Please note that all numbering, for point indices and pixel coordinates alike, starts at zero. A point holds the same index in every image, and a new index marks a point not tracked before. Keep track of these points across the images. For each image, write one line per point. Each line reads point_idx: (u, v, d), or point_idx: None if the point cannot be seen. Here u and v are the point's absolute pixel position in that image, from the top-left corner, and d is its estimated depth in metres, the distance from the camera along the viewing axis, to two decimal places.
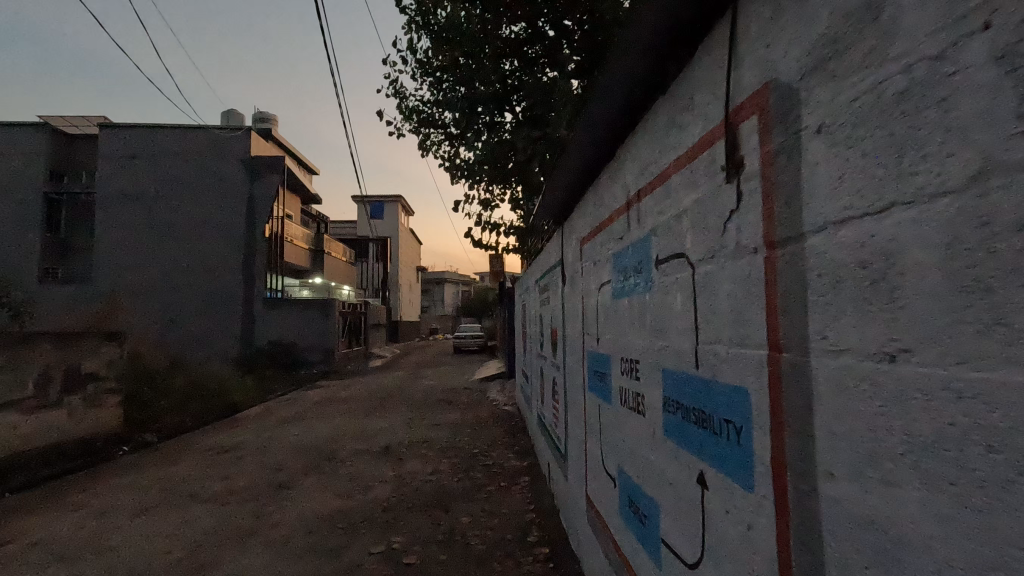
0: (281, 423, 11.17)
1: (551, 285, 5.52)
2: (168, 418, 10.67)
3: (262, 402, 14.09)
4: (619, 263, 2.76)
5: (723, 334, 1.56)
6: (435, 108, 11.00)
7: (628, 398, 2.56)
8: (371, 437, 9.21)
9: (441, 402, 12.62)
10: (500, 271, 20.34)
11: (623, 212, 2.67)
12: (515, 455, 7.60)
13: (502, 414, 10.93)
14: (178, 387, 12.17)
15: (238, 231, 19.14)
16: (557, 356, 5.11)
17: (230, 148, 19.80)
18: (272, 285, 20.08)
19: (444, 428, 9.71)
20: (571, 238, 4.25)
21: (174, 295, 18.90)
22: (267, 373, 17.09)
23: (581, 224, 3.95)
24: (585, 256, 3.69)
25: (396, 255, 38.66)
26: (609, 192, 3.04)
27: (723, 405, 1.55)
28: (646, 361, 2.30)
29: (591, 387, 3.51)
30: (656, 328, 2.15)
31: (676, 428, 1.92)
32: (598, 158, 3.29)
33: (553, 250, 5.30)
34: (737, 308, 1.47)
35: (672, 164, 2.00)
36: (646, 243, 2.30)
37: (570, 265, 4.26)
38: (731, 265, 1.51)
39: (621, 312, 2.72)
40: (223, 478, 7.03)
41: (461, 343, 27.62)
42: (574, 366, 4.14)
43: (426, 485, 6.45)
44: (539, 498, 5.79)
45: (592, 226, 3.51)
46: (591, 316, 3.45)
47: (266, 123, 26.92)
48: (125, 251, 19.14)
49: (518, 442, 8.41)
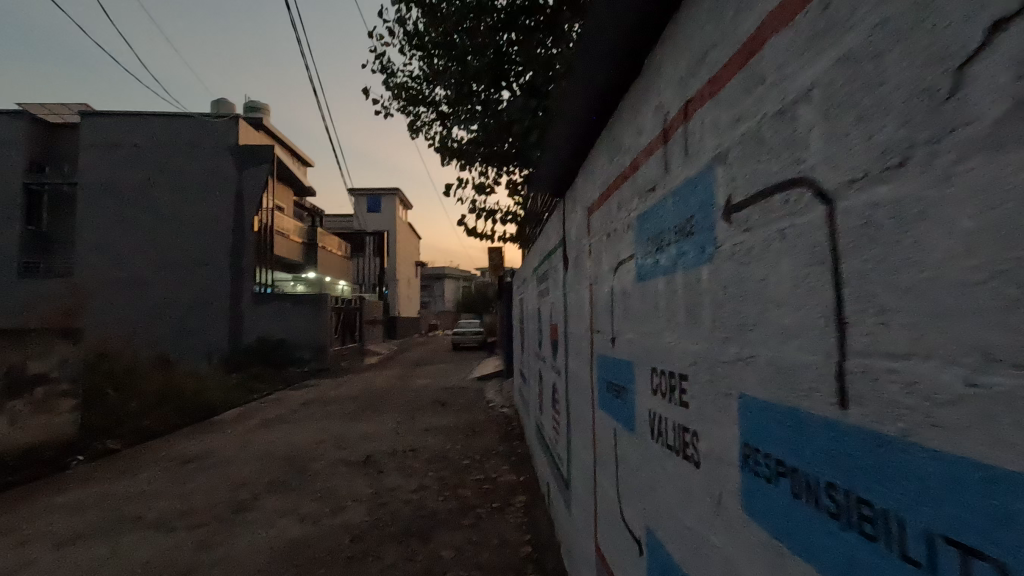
0: (259, 427, 10.28)
1: (550, 273, 4.59)
2: (136, 423, 9.80)
3: (245, 403, 13.21)
4: (647, 226, 1.86)
5: (947, 335, 0.67)
6: (426, 86, 10.02)
7: (665, 431, 1.67)
8: (352, 445, 8.31)
9: (433, 404, 11.71)
10: (500, 265, 19.45)
11: (657, 148, 1.77)
12: (511, 468, 6.71)
13: (498, 417, 10.03)
14: (151, 389, 11.29)
15: (225, 224, 18.23)
16: (558, 357, 4.22)
17: (216, 137, 18.83)
18: (263, 280, 19.20)
19: (434, 434, 8.85)
20: (576, 210, 3.34)
21: (158, 290, 18.00)
22: (254, 372, 16.22)
23: (586, 189, 3.04)
24: (594, 229, 2.78)
25: (394, 250, 37.77)
26: (630, 128, 2.12)
27: (954, 508, 0.66)
28: (701, 379, 1.40)
29: (603, 401, 2.61)
30: (726, 326, 1.25)
31: (778, 510, 1.03)
32: (612, 91, 2.37)
33: (553, 230, 4.40)
34: (1013, 273, 0.59)
35: (766, 25, 1.10)
36: (700, 184, 1.40)
37: (574, 243, 3.36)
38: (987, 165, 0.62)
39: (651, 302, 1.83)
40: (177, 497, 6.15)
41: (460, 341, 26.77)
42: (579, 371, 3.24)
43: (407, 506, 5.56)
44: (536, 526, 4.93)
45: (602, 188, 2.61)
46: (603, 306, 2.57)
47: (258, 113, 25.89)
48: (105, 245, 18.20)
49: (514, 451, 7.51)
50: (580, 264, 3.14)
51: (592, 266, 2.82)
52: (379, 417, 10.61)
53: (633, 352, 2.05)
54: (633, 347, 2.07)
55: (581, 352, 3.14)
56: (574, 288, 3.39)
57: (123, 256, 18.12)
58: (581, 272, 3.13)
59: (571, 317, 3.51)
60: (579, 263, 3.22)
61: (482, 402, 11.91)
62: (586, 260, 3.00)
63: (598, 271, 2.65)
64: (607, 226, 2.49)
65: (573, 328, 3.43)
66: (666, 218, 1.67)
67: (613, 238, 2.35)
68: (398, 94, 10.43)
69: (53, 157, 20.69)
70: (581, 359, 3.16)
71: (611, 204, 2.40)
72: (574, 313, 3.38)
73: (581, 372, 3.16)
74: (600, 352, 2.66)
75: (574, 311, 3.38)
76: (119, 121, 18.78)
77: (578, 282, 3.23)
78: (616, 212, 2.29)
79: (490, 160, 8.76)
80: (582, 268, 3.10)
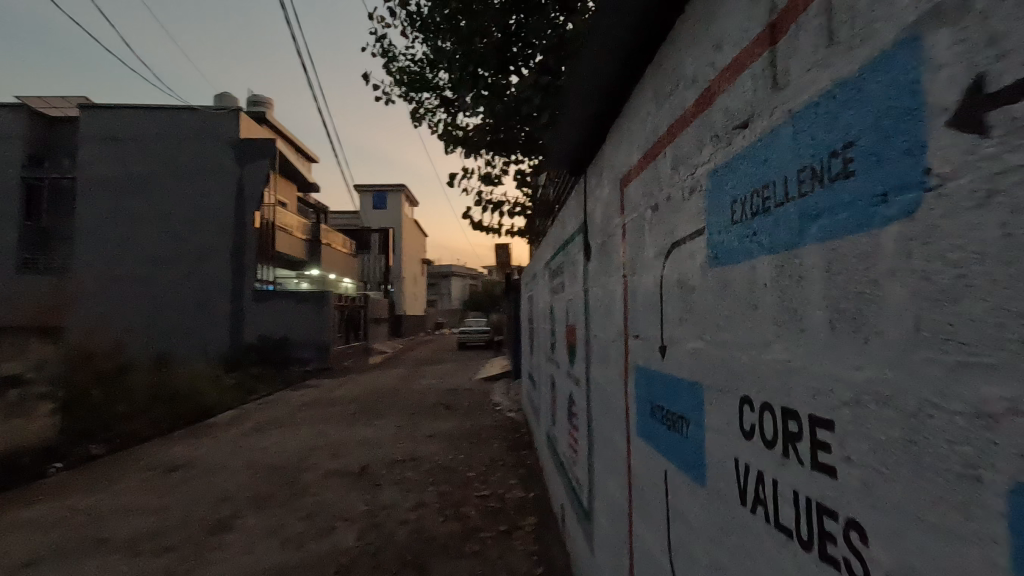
0: (253, 431, 9.71)
1: (566, 266, 3.97)
2: (123, 428, 9.25)
3: (242, 405, 12.66)
4: (731, 187, 1.24)
5: None
6: (428, 70, 9.36)
7: (778, 503, 1.04)
8: (348, 453, 7.71)
9: (437, 408, 11.13)
10: (507, 263, 18.92)
11: (756, 55, 1.14)
12: (519, 483, 6.10)
13: (506, 423, 9.44)
14: (143, 390, 10.75)
15: (226, 220, 17.68)
16: (576, 364, 3.62)
17: (217, 130, 18.28)
18: (263, 277, 18.63)
19: (437, 441, 8.26)
20: (603, 187, 2.70)
21: (157, 288, 17.47)
22: (253, 372, 15.69)
23: (617, 158, 2.41)
24: (630, 206, 2.16)
25: (400, 247, 37.24)
26: (692, 52, 1.50)
27: None
28: (875, 438, 0.78)
29: (643, 428, 2.00)
30: (970, 350, 0.64)
31: None
32: (663, 12, 1.74)
33: (571, 216, 3.77)
34: None
35: None
36: (878, 87, 0.78)
37: (601, 227, 2.72)
38: None
39: (738, 300, 1.22)
40: (152, 514, 5.58)
41: (467, 340, 26.24)
42: (605, 385, 2.63)
43: (402, 528, 4.96)
44: (549, 556, 4.32)
45: (642, 151, 1.99)
46: (645, 302, 1.96)
47: (261, 107, 25.33)
48: (103, 241, 17.69)
49: (523, 463, 6.90)
50: (610, 250, 2.52)
51: (626, 252, 2.21)
52: (380, 420, 10.04)
53: (699, 368, 1.45)
54: (698, 360, 1.46)
55: (610, 361, 2.52)
56: (599, 282, 2.77)
57: (122, 252, 17.62)
58: (611, 261, 2.51)
59: (594, 317, 2.91)
60: (607, 249, 2.59)
61: (489, 405, 11.30)
62: (618, 245, 2.37)
63: (637, 256, 2.04)
64: (651, 199, 1.87)
65: (597, 329, 2.82)
66: (775, 165, 1.05)
67: (664, 211, 1.74)
68: (399, 78, 9.79)
69: (52, 151, 20.21)
70: (609, 369, 2.54)
71: (657, 166, 1.79)
72: (600, 313, 2.77)
73: (610, 385, 2.54)
74: (638, 363, 2.05)
75: (599, 310, 2.77)
76: (118, 114, 18.30)
77: (606, 273, 2.61)
78: (669, 176, 1.68)
79: (496, 148, 8.12)
80: (613, 257, 2.47)
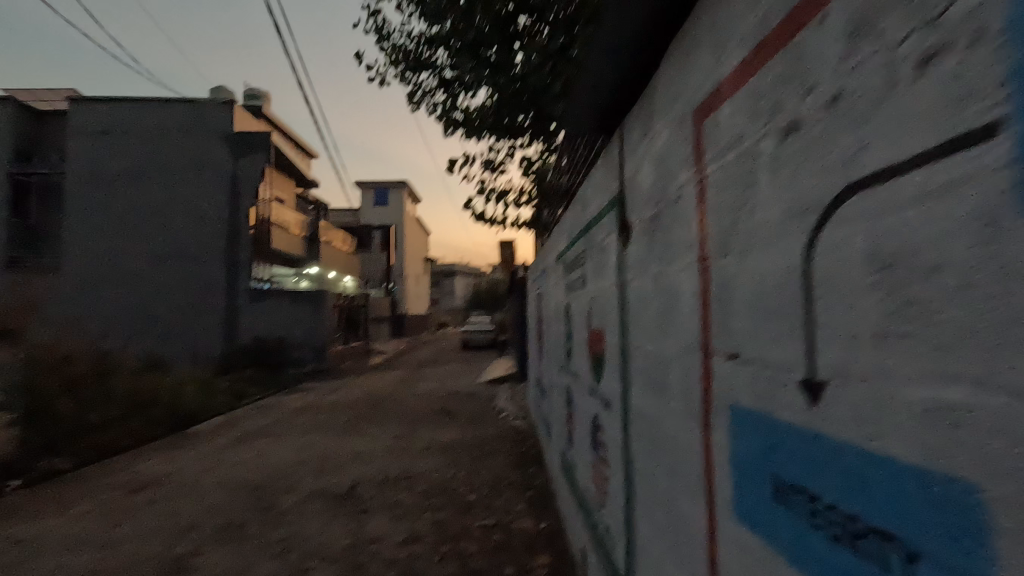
0: (236, 441, 8.93)
1: (589, 254, 3.17)
2: (95, 440, 8.47)
3: (231, 410, 11.89)
4: None
5: None
6: (426, 47, 8.47)
7: None
8: (336, 470, 6.91)
9: (437, 414, 10.32)
10: (511, 260, 18.19)
11: None
12: (526, 509, 5.31)
13: (512, 432, 8.64)
14: (120, 398, 9.95)
15: (219, 217, 16.86)
16: (604, 380, 2.82)
17: (210, 123, 17.41)
18: (260, 276, 17.83)
19: (435, 454, 7.47)
20: (657, 133, 1.87)
21: (146, 286, 16.67)
22: (246, 375, 14.92)
23: (686, 82, 1.59)
24: (714, 149, 1.37)
25: (402, 245, 36.40)
26: None
27: None
28: None
29: (743, 510, 1.21)
30: None
31: None
32: None
33: (597, 191, 2.93)
34: None
35: None
36: None
37: (651, 192, 1.91)
38: None
39: None
40: (100, 550, 4.81)
41: (470, 339, 25.42)
42: (659, 420, 1.83)
43: (390, 571, 4.15)
44: None
45: (753, 47, 1.18)
46: (757, 300, 1.15)
47: (257, 100, 24.41)
48: (91, 238, 16.89)
49: (532, 482, 6.11)
50: (669, 221, 1.71)
51: (707, 220, 1.41)
52: (375, 429, 9.26)
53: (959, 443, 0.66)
54: (952, 421, 0.68)
55: (670, 388, 1.72)
56: (647, 268, 1.95)
57: (110, 250, 16.81)
58: (671, 237, 1.70)
59: (638, 321, 2.10)
60: (663, 221, 1.78)
61: (493, 411, 10.54)
62: (688, 213, 1.55)
63: (737, 224, 1.24)
64: (780, 117, 1.06)
65: (643, 336, 2.02)
66: None
67: (819, 129, 0.93)
68: (394, 57, 8.89)
69: (41, 144, 19.39)
70: (668, 398, 1.74)
71: (803, 48, 0.97)
72: (647, 313, 1.96)
73: (667, 418, 1.75)
74: (735, 401, 1.25)
75: (647, 311, 1.97)
76: (106, 106, 17.49)
77: (663, 255, 1.79)
78: (842, 55, 0.87)
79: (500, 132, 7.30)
80: (675, 229, 1.67)
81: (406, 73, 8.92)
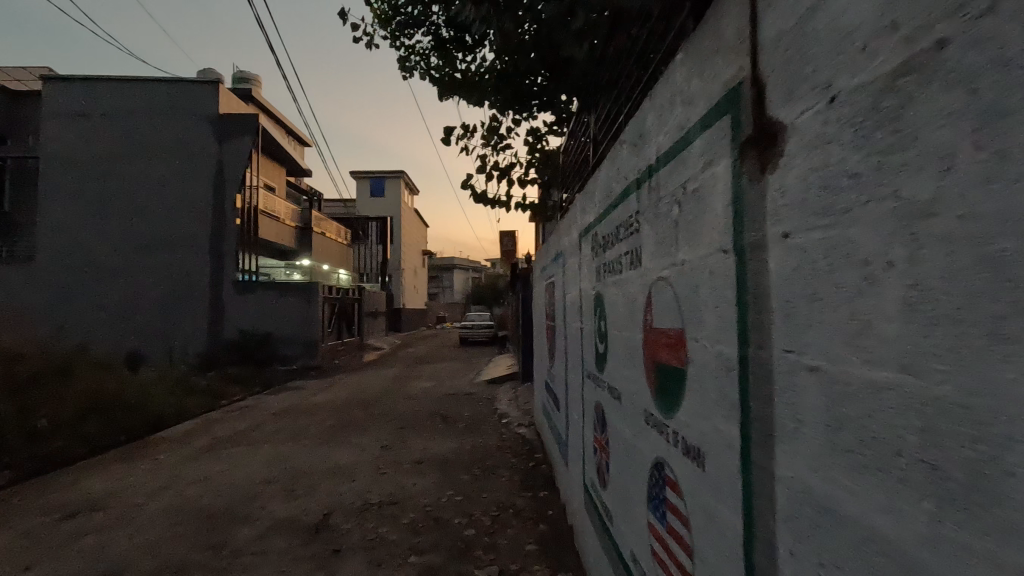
0: (203, 451, 7.85)
1: (651, 214, 2.08)
2: (40, 450, 7.35)
3: (207, 413, 10.81)
4: None
5: None
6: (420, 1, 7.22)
7: None
8: (310, 490, 5.86)
9: (431, 419, 9.22)
10: (512, 252, 17.20)
11: None
12: (538, 552, 4.22)
13: (515, 443, 7.59)
14: (75, 403, 8.78)
15: (202, 204, 15.65)
16: (685, 411, 1.75)
17: (193, 103, 16.10)
18: (247, 267, 16.67)
19: (427, 470, 6.41)
20: None
21: (123, 278, 15.46)
22: (231, 374, 13.83)
23: None
24: None
25: (399, 237, 35.18)
26: None
27: None
28: None
29: None
30: None
31: None
32: None
33: (677, 107, 1.82)
34: None
35: None
36: None
37: (894, 23, 0.84)
38: None
39: None
40: None
41: (469, 334, 24.39)
42: (929, 550, 0.77)
43: None
44: None
45: None
46: None
47: (247, 84, 23.05)
48: (63, 226, 15.62)
49: (542, 511, 5.04)
50: None
51: None
52: (362, 437, 8.19)
53: None
54: None
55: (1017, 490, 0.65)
56: (871, 197, 0.87)
57: (84, 240, 15.58)
58: None
59: (821, 321, 1.01)
60: (985, 46, 0.69)
61: (493, 415, 9.50)
62: None
63: None
64: None
65: (844, 348, 0.94)
66: None
67: None
68: (383, 15, 7.63)
69: (14, 126, 18.03)
70: (999, 523, 0.67)
71: None
72: (871, 299, 0.88)
73: (995, 557, 0.68)
74: None
75: (870, 295, 0.88)
76: (80, 85, 16.18)
77: (967, 157, 0.72)
78: None
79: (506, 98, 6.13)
80: None
81: (396, 33, 7.68)
